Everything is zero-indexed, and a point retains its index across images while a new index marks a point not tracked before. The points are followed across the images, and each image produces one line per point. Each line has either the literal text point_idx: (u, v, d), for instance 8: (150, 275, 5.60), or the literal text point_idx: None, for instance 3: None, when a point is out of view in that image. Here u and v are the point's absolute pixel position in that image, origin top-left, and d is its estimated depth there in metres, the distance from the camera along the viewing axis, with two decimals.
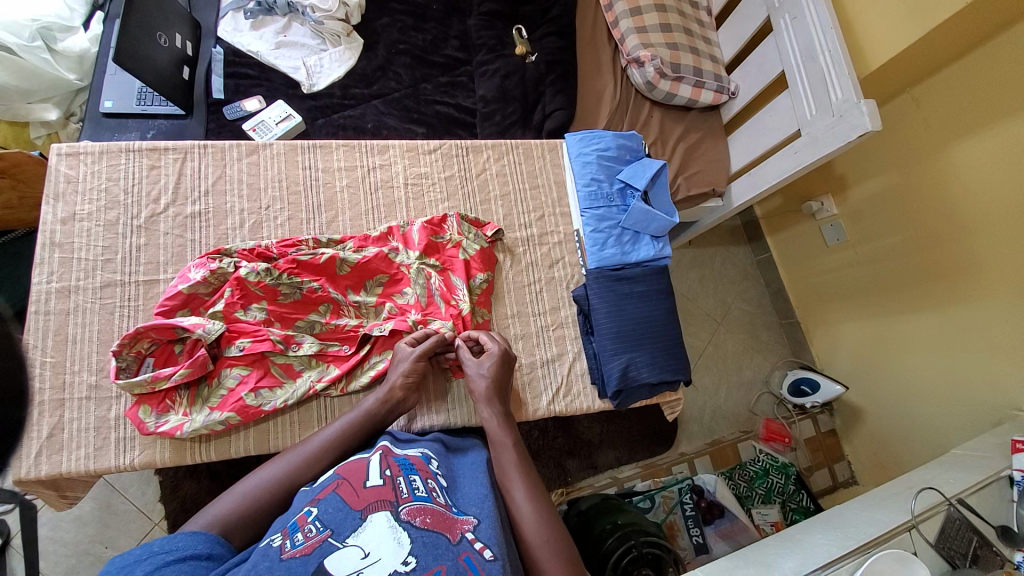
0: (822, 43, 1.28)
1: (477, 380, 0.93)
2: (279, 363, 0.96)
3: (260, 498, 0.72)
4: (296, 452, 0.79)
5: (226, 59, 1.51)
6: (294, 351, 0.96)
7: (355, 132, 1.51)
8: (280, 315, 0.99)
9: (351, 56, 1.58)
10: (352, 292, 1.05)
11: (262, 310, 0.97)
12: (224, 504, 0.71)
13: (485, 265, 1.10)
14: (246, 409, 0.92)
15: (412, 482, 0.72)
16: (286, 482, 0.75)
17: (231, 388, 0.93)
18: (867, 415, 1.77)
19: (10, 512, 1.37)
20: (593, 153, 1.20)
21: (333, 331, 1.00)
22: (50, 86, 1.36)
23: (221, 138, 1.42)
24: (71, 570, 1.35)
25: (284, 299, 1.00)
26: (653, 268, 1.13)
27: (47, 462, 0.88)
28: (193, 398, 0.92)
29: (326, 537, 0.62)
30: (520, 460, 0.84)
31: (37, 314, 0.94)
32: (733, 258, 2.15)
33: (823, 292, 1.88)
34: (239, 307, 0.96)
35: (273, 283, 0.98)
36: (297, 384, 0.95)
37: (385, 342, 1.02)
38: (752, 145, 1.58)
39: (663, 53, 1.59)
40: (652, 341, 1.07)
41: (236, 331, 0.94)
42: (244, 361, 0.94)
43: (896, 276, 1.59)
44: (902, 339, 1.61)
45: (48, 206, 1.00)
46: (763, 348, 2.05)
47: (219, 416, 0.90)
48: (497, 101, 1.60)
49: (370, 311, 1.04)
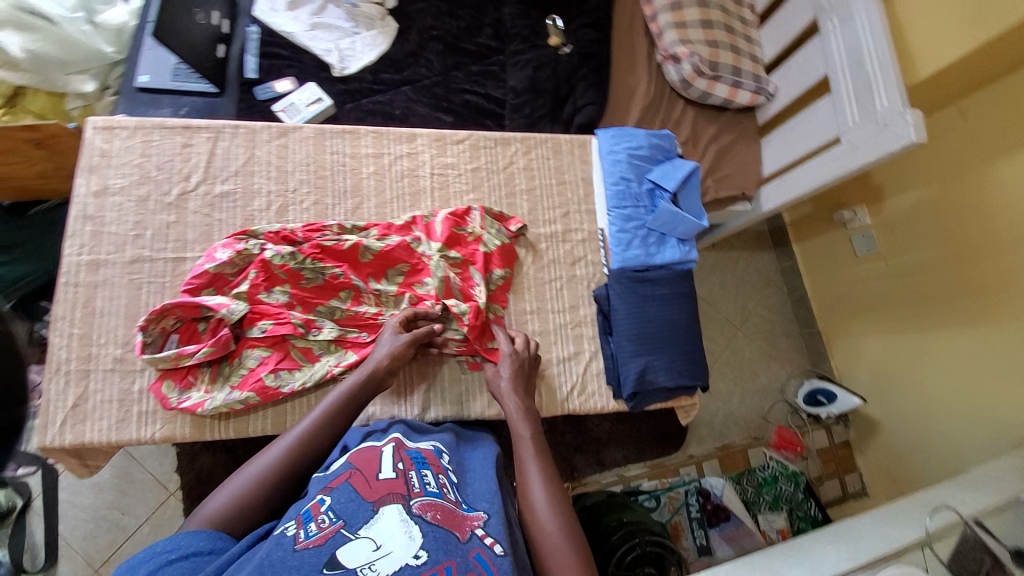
0: (869, 48, 1.26)
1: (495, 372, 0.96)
2: (298, 346, 0.97)
3: (252, 492, 0.73)
4: (279, 445, 0.79)
5: (261, 39, 1.51)
6: (314, 335, 0.97)
7: (383, 118, 1.50)
8: (301, 299, 0.99)
9: (384, 40, 1.57)
10: (373, 280, 1.04)
11: (285, 293, 0.98)
12: (217, 502, 0.72)
13: (505, 263, 1.08)
14: (266, 389, 0.93)
15: (424, 477, 0.72)
16: (277, 474, 0.76)
17: (252, 368, 0.94)
18: (886, 431, 1.71)
19: (31, 476, 1.46)
20: (624, 152, 1.14)
21: (352, 319, 1.01)
22: (87, 59, 1.39)
23: (252, 119, 1.43)
24: (90, 532, 1.42)
25: (306, 283, 1.00)
26: (678, 271, 1.10)
27: (71, 431, 0.91)
28: (215, 376, 0.93)
29: (338, 529, 0.63)
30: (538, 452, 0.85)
31: (67, 285, 0.96)
32: (756, 265, 2.10)
33: (847, 304, 1.83)
34: (262, 289, 0.96)
35: (296, 267, 0.98)
36: (315, 368, 0.96)
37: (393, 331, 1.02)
38: (788, 150, 1.57)
39: (701, 51, 1.59)
40: (671, 345, 1.04)
41: (258, 312, 0.95)
42: (265, 342, 0.96)
43: (925, 292, 1.53)
44: (925, 356, 1.56)
45: (82, 178, 1.01)
46: (780, 356, 2.01)
47: (239, 396, 0.91)
48: (528, 93, 1.58)
49: (389, 300, 1.03)
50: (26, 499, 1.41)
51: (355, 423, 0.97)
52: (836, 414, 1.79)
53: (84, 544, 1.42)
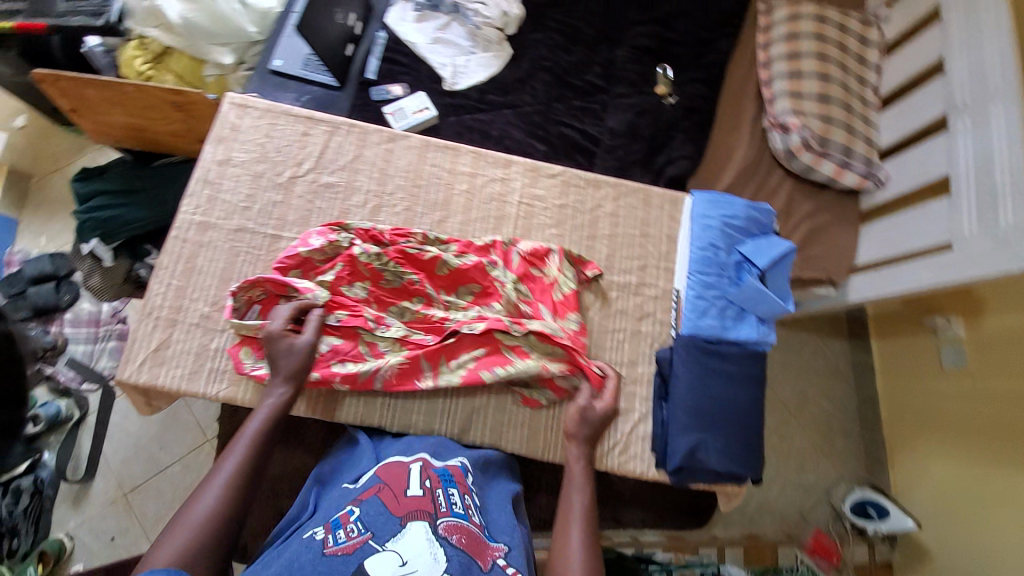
0: (1001, 155, 1.21)
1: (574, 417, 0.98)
2: (366, 340, 1.00)
3: (198, 538, 0.76)
4: (213, 487, 0.81)
5: (386, 44, 1.62)
6: (381, 331, 1.00)
7: (480, 136, 1.56)
8: (377, 297, 1.03)
9: (497, 63, 1.64)
10: (445, 292, 1.06)
11: (364, 287, 1.03)
12: (160, 557, 0.73)
13: (572, 307, 1.06)
14: (329, 375, 0.97)
15: (450, 497, 0.81)
16: (219, 516, 0.79)
17: (322, 354, 0.98)
18: (935, 560, 1.59)
19: (92, 392, 1.61)
20: (717, 219, 1.11)
21: (420, 321, 1.02)
22: (231, 33, 1.56)
23: (362, 115, 1.53)
24: (128, 458, 1.58)
25: (384, 283, 1.04)
26: (752, 352, 1.03)
27: (148, 371, 0.99)
28: None
29: (367, 539, 0.71)
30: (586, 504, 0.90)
31: (177, 239, 1.05)
32: (826, 353, 1.95)
33: (920, 416, 1.71)
34: (345, 282, 1.02)
35: (379, 267, 1.03)
36: (377, 362, 0.98)
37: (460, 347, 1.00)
38: (887, 245, 1.48)
39: (813, 125, 1.54)
40: (729, 428, 0.99)
41: (337, 302, 1.00)
42: (338, 331, 0.99)
43: (1014, 428, 1.43)
44: (1000, 495, 1.44)
45: (210, 146, 1.10)
46: (834, 455, 1.86)
47: (305, 376, 0.97)
48: (624, 136, 1.58)
49: (458, 310, 1.04)
50: (84, 411, 1.60)
51: (396, 431, 1.02)
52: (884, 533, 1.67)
53: (122, 465, 1.58)
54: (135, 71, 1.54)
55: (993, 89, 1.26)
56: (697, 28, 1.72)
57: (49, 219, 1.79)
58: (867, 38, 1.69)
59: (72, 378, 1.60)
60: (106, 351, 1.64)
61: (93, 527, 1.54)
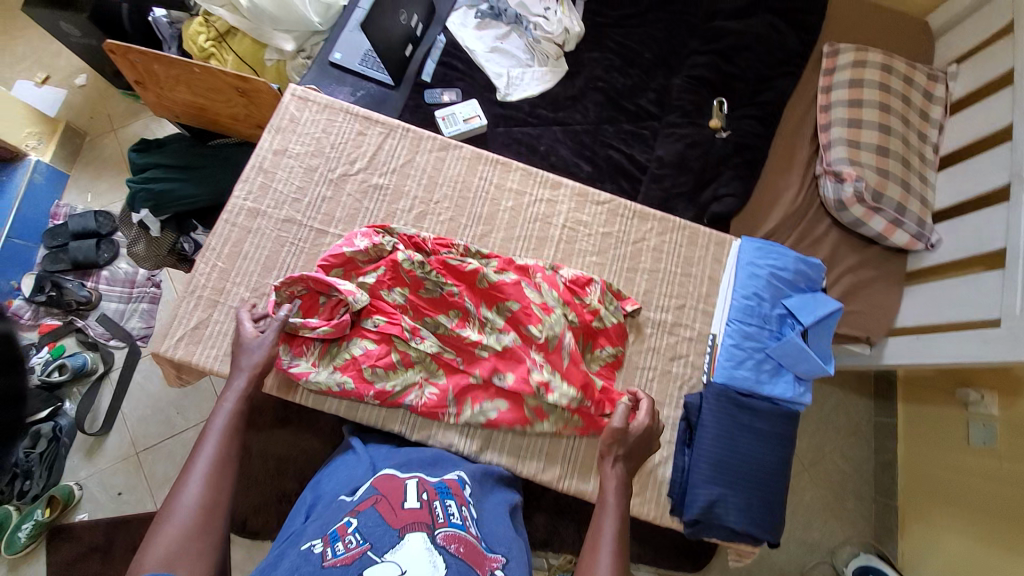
0: None
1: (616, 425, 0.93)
2: (399, 349, 1.00)
3: (187, 532, 0.74)
4: (193, 479, 0.80)
5: (445, 49, 1.63)
6: (415, 342, 1.00)
7: (527, 150, 1.56)
8: (414, 306, 1.03)
9: (550, 79, 1.63)
10: (483, 306, 1.05)
11: (402, 293, 1.03)
12: (152, 554, 0.71)
13: (617, 340, 1.07)
14: (361, 380, 0.98)
15: (447, 509, 0.77)
16: (206, 506, 0.77)
17: (355, 356, 0.99)
18: None
19: (119, 349, 1.65)
20: (765, 268, 1.08)
21: (453, 339, 1.02)
22: (296, 22, 1.56)
23: (414, 117, 1.54)
24: (145, 417, 1.62)
25: (424, 293, 1.04)
26: (784, 412, 1.02)
27: (185, 348, 1.00)
28: (323, 352, 1.00)
29: (365, 550, 0.65)
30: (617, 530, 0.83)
31: (226, 222, 1.07)
32: (849, 409, 1.89)
33: (936, 490, 1.64)
34: (385, 287, 1.02)
35: (420, 275, 1.03)
36: (407, 375, 1.00)
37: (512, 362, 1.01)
38: (927, 312, 1.44)
39: (869, 177, 1.49)
40: (752, 487, 0.96)
41: (376, 307, 1.01)
42: (374, 336, 1.00)
43: None
44: None
45: (269, 135, 1.12)
46: (844, 516, 1.81)
47: (338, 378, 0.98)
48: (672, 167, 1.56)
49: (492, 331, 1.03)
50: (107, 367, 1.63)
51: (417, 438, 1.02)
52: None
53: (138, 423, 1.61)
54: (197, 47, 1.57)
55: None
56: (759, 65, 1.65)
57: (96, 178, 1.84)
58: (933, 93, 1.63)
59: (101, 334, 1.64)
60: (137, 312, 1.68)
61: (103, 480, 1.57)
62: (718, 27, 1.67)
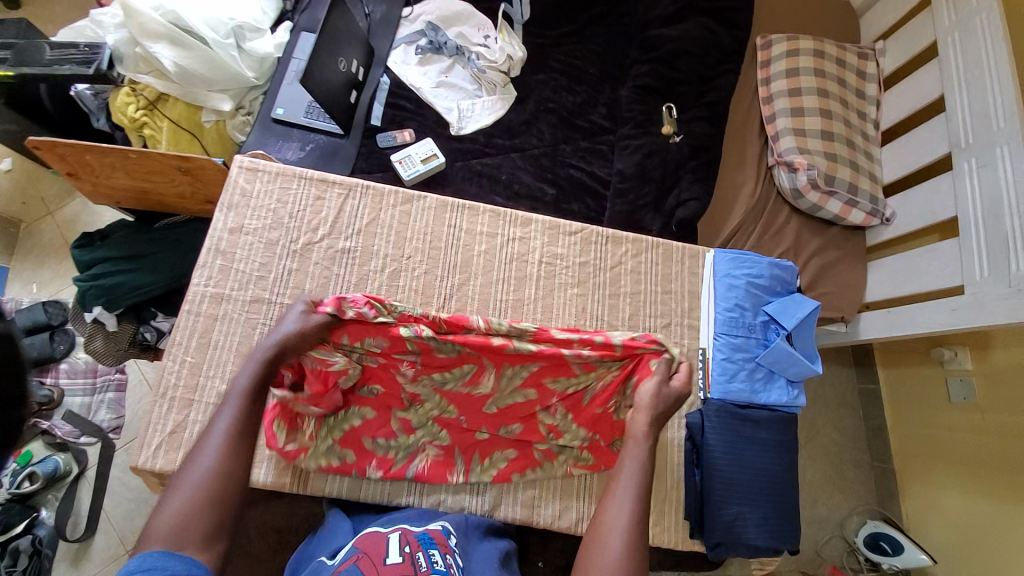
0: (1012, 201, 1.19)
1: (649, 391, 0.90)
2: (399, 417, 1.03)
3: (197, 502, 0.71)
4: (211, 442, 0.77)
5: (390, 90, 1.60)
6: (415, 408, 1.02)
7: (489, 181, 1.55)
8: (425, 362, 0.97)
9: (501, 106, 1.63)
10: (506, 363, 0.98)
11: (382, 343, 0.94)
12: (163, 520, 0.70)
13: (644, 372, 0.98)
14: (363, 450, 1.01)
15: (431, 557, 0.77)
16: (221, 476, 0.75)
17: (354, 428, 1.01)
18: None
19: (91, 445, 1.54)
20: (742, 278, 1.11)
21: (456, 394, 1.01)
22: (230, 80, 1.51)
23: (370, 164, 1.51)
24: (130, 511, 1.52)
25: (439, 356, 0.95)
26: (782, 417, 1.06)
27: (164, 456, 0.94)
28: (319, 425, 0.99)
29: None
30: (641, 472, 0.84)
31: (189, 312, 1.01)
32: (834, 380, 1.96)
33: (926, 449, 1.71)
34: (388, 355, 0.95)
35: (432, 344, 0.93)
36: (411, 440, 1.03)
37: (519, 410, 1.03)
38: (893, 284, 1.50)
39: (820, 163, 1.53)
40: (765, 497, 1.00)
41: (376, 375, 0.99)
42: (373, 405, 1.02)
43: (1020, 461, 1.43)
44: (1007, 528, 1.45)
45: (221, 214, 1.06)
46: (845, 486, 1.88)
47: (340, 452, 1.00)
48: (634, 179, 1.57)
49: (507, 376, 0.99)
50: (83, 466, 1.52)
51: (427, 504, 1.02)
52: (900, 567, 1.64)
53: (124, 520, 1.51)
54: (127, 118, 1.44)
55: (997, 130, 1.25)
56: (700, 66, 1.69)
57: (40, 266, 1.72)
58: (865, 71, 1.70)
59: (71, 432, 1.51)
60: (105, 402, 1.57)
61: None
62: (655, 35, 1.69)
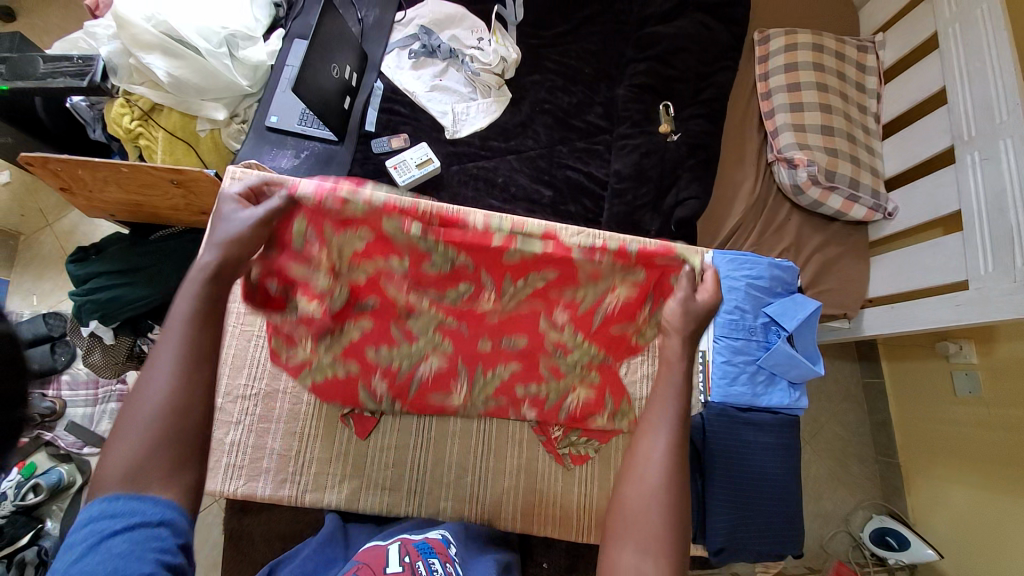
0: (1015, 194, 1.17)
1: (675, 310, 0.75)
2: (399, 328, 0.92)
3: (149, 438, 0.55)
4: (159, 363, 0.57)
5: (384, 95, 1.60)
6: (412, 321, 0.91)
7: (485, 184, 1.54)
8: (417, 276, 0.82)
9: (496, 108, 1.62)
10: (509, 280, 0.82)
11: (365, 240, 0.78)
12: (113, 462, 0.54)
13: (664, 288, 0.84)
14: (364, 361, 0.96)
15: (431, 566, 0.76)
16: (181, 404, 0.57)
17: (352, 340, 0.93)
18: None
19: (95, 455, 1.54)
20: (742, 279, 1.10)
21: (461, 308, 0.88)
22: (224, 89, 1.50)
23: (366, 171, 1.51)
24: None
25: (429, 268, 0.81)
26: (784, 419, 1.06)
27: None
28: (315, 341, 0.92)
29: None
30: (679, 415, 0.68)
31: None
32: (838, 376, 1.94)
33: (932, 445, 1.70)
34: (373, 257, 0.80)
35: (421, 250, 0.78)
36: (411, 351, 0.96)
37: (526, 320, 0.91)
38: (894, 281, 1.49)
39: (820, 159, 1.51)
40: (767, 500, 1.00)
41: (365, 288, 0.85)
42: (368, 317, 0.90)
43: None
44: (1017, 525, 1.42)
45: None
46: (851, 482, 1.86)
47: (341, 364, 0.97)
48: (631, 179, 1.56)
49: (510, 297, 0.85)
50: (86, 476, 1.53)
51: (427, 513, 1.05)
52: (906, 562, 1.63)
53: None
54: (122, 129, 1.45)
55: (1001, 123, 1.22)
56: (696, 64, 1.67)
57: (40, 276, 1.72)
58: (865, 64, 1.68)
59: (73, 443, 1.53)
60: (107, 413, 1.57)
61: None
62: (650, 33, 1.67)
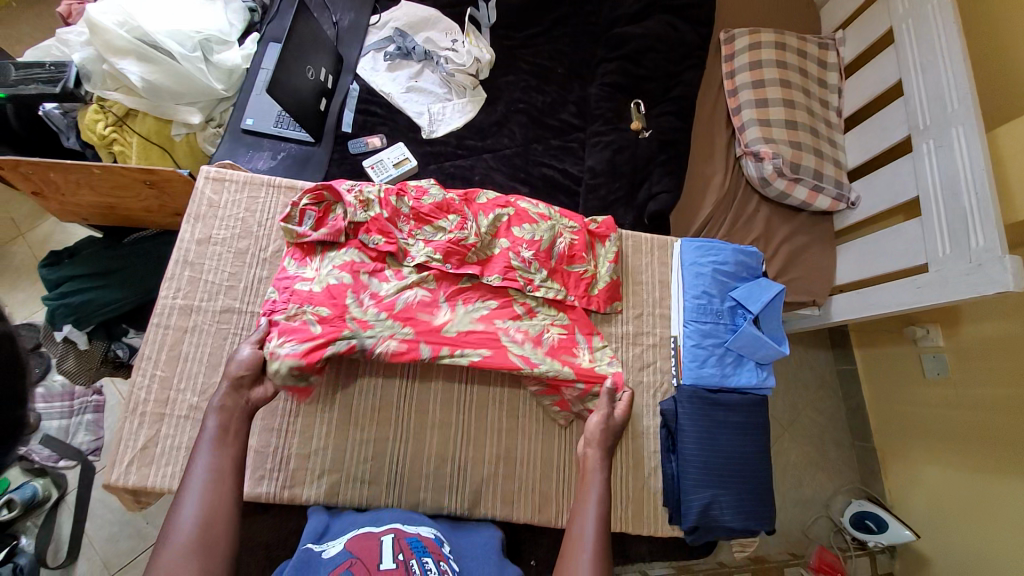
0: (967, 179, 1.23)
1: (596, 423, 1.04)
2: (394, 268, 1.13)
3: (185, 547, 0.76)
4: (191, 493, 0.82)
5: (360, 96, 1.61)
6: (408, 260, 1.12)
7: (462, 182, 1.56)
8: (418, 213, 1.16)
9: (471, 108, 1.64)
10: (482, 215, 1.18)
11: (387, 187, 1.16)
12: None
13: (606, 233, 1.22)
14: (357, 279, 1.09)
15: (424, 565, 0.77)
16: (204, 522, 0.79)
17: (351, 262, 1.10)
18: (933, 567, 1.61)
19: (71, 468, 1.51)
20: (708, 265, 1.17)
21: (449, 243, 1.13)
22: (198, 93, 1.50)
23: (343, 170, 1.52)
24: (113, 535, 1.48)
25: (426, 200, 1.17)
26: (753, 399, 1.10)
27: (137, 471, 0.98)
28: (323, 255, 1.11)
29: None
30: (600, 517, 0.90)
31: (158, 325, 1.06)
32: (812, 363, 2.01)
33: (904, 427, 1.76)
34: (390, 204, 1.15)
35: (426, 184, 1.19)
36: (401, 278, 1.11)
37: (501, 259, 1.14)
38: (861, 267, 1.54)
39: (784, 152, 1.57)
40: (738, 479, 1.03)
41: (376, 225, 1.12)
42: (368, 250, 1.12)
43: (997, 433, 1.45)
44: (987, 502, 1.47)
45: (188, 225, 1.13)
46: (829, 468, 1.91)
47: (336, 274, 1.08)
48: (605, 175, 1.60)
49: (486, 236, 1.16)
50: (62, 490, 1.49)
51: (407, 504, 1.06)
52: (885, 544, 1.67)
53: (108, 542, 1.48)
54: (97, 135, 1.43)
55: (953, 111, 1.28)
56: (665, 63, 1.72)
57: (12, 288, 1.68)
58: (826, 61, 1.75)
59: (48, 457, 1.48)
60: (83, 425, 1.54)
61: None
62: (620, 33, 1.72)
